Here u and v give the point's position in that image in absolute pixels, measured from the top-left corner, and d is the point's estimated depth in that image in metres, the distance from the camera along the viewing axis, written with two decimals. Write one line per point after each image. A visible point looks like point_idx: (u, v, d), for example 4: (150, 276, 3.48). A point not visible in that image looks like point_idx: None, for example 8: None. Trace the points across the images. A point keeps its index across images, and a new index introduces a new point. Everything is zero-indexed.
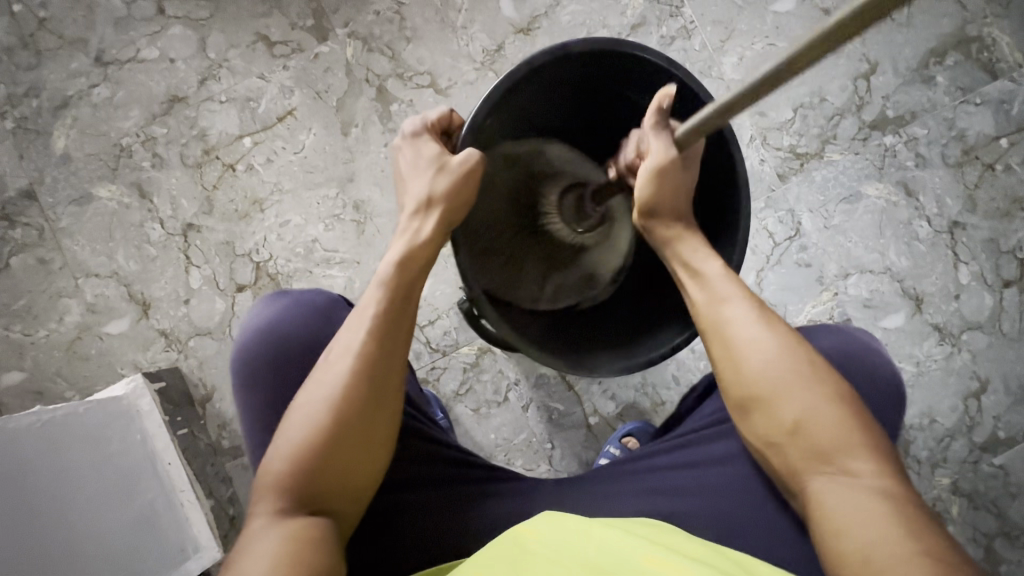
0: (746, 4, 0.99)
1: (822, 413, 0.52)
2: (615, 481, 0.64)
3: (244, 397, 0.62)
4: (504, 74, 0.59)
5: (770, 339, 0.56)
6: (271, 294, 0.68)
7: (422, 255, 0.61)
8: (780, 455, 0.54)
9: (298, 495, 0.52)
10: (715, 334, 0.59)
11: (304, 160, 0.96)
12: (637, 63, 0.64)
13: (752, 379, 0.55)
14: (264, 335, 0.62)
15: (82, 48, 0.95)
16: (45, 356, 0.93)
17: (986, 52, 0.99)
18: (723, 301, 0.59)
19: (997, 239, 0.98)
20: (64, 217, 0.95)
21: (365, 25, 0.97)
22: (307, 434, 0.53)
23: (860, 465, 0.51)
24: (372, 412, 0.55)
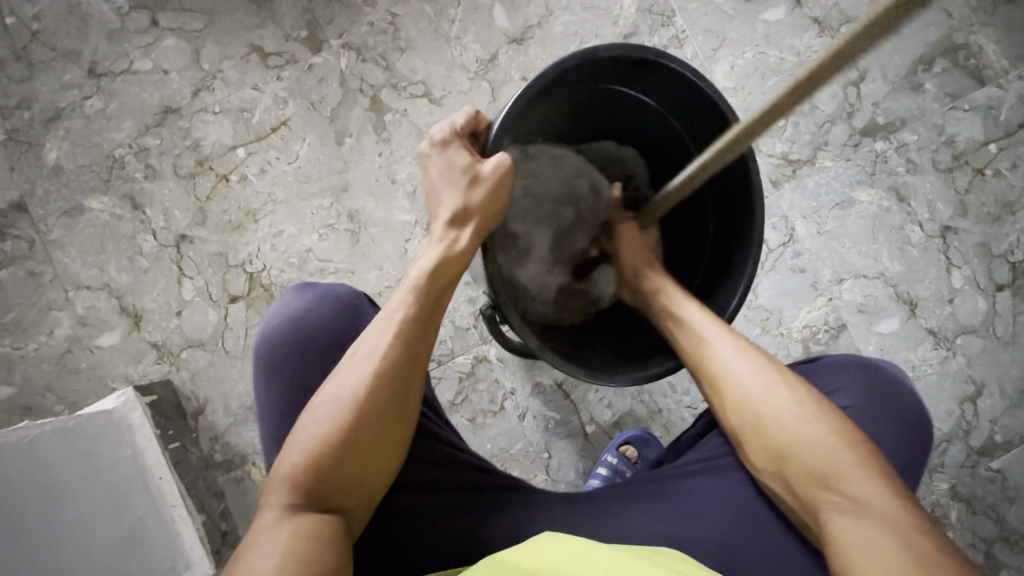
0: (737, 13, 1.00)
1: (812, 440, 0.54)
2: (627, 498, 0.63)
3: (265, 387, 0.62)
4: (534, 76, 0.59)
5: (749, 374, 0.59)
6: (296, 287, 0.68)
7: (450, 269, 0.61)
8: (784, 485, 0.55)
9: (309, 495, 0.51)
10: (698, 370, 0.63)
11: (298, 170, 0.96)
12: (660, 69, 0.64)
13: (738, 412, 0.58)
14: (292, 328, 0.62)
15: (76, 60, 0.95)
16: (35, 370, 0.92)
17: (973, 59, 1.00)
18: (705, 337, 0.63)
19: (989, 243, 0.99)
20: (55, 229, 0.94)
21: (359, 36, 0.97)
22: (324, 434, 0.53)
23: (861, 491, 0.51)
24: (391, 421, 0.55)
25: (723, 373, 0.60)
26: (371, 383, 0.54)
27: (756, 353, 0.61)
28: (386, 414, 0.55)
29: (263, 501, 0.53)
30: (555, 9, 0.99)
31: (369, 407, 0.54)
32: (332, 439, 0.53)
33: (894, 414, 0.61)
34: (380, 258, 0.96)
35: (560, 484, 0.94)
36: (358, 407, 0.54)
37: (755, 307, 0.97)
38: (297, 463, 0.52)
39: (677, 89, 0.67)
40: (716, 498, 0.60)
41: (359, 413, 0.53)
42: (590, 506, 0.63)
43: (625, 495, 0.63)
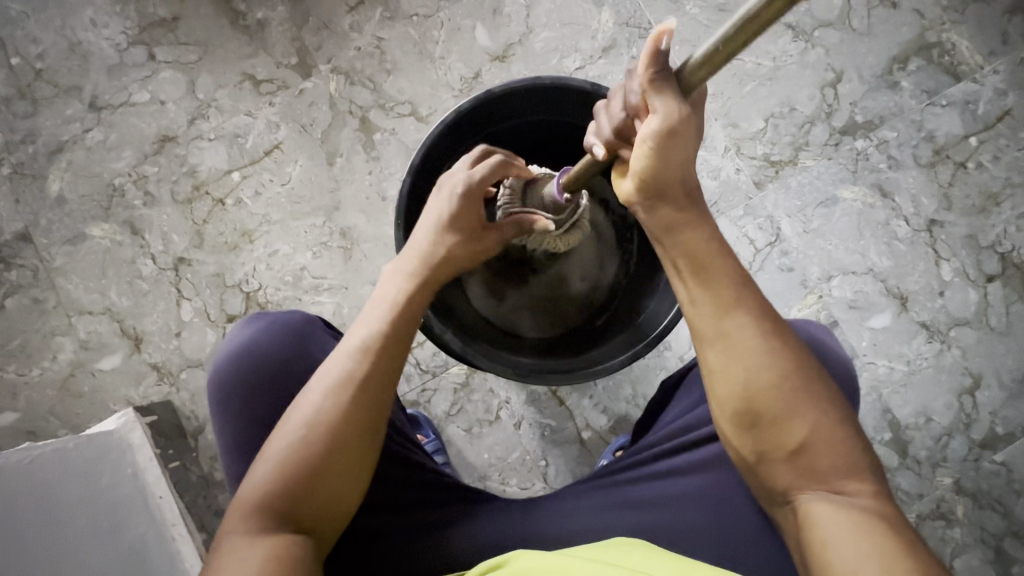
0: (711, 23, 1.03)
1: (825, 431, 0.50)
2: (583, 496, 0.65)
3: (221, 416, 0.64)
4: (454, 106, 0.68)
5: (774, 353, 0.52)
6: (250, 316, 0.70)
7: (419, 300, 0.61)
8: (774, 472, 0.52)
9: (275, 518, 0.52)
10: (718, 343, 0.53)
11: (291, 191, 0.99)
12: (585, 98, 0.70)
13: (755, 395, 0.51)
14: (237, 359, 0.64)
15: (77, 95, 0.99)
16: (39, 395, 0.94)
17: (946, 56, 1.01)
18: (732, 306, 0.53)
19: (976, 235, 0.99)
20: (58, 257, 0.97)
21: (347, 61, 1.01)
22: (283, 464, 0.53)
23: (852, 486, 0.50)
24: (359, 436, 0.55)
25: (748, 351, 0.52)
26: (338, 412, 0.55)
27: (782, 329, 0.54)
28: (347, 435, 0.55)
29: (225, 525, 0.53)
30: (535, 26, 1.02)
31: (332, 434, 0.54)
32: (298, 465, 0.53)
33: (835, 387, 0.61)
34: (373, 273, 0.98)
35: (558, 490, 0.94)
36: (325, 435, 0.54)
37: None
38: (260, 493, 0.53)
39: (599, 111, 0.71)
40: (671, 490, 0.62)
41: (326, 443, 0.54)
42: (546, 514, 0.64)
43: (584, 493, 0.65)
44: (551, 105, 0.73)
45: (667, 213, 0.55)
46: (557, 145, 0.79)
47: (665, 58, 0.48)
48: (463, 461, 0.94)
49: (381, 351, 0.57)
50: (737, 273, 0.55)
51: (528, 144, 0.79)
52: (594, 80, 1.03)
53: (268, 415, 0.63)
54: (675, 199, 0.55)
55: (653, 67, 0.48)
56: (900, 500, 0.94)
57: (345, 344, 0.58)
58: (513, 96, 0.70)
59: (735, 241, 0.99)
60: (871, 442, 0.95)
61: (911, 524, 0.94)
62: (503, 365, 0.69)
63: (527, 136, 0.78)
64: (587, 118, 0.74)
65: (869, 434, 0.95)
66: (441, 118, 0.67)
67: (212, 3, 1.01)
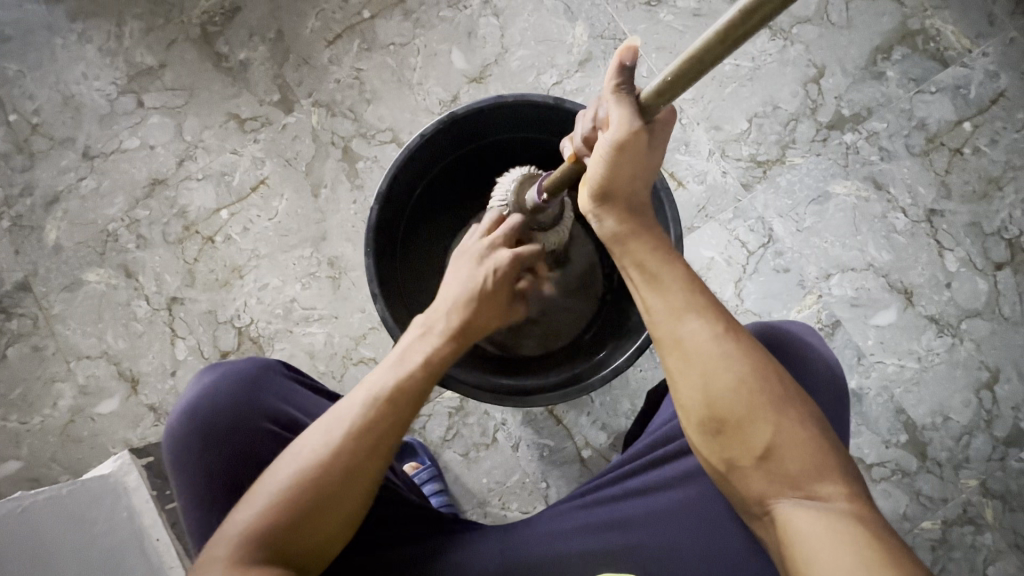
0: (686, 28, 1.02)
1: (792, 434, 0.48)
2: (562, 517, 0.63)
3: (186, 465, 0.63)
4: (418, 131, 0.67)
5: (734, 358, 0.50)
6: (205, 369, 0.69)
7: (443, 356, 0.60)
8: (745, 480, 0.49)
9: (263, 559, 0.51)
10: (674, 350, 0.52)
11: (278, 225, 1.00)
12: (551, 112, 0.70)
13: (718, 401, 0.49)
14: (194, 416, 0.64)
15: (71, 146, 1.02)
16: (41, 442, 0.96)
17: (932, 43, 0.99)
18: (686, 311, 0.52)
19: (980, 222, 0.96)
20: (56, 304, 0.99)
21: (328, 93, 1.03)
22: (272, 502, 0.52)
23: (829, 489, 0.46)
24: (350, 463, 0.54)
25: (708, 356, 0.50)
26: (326, 453, 0.53)
27: (739, 331, 0.52)
28: (349, 477, 0.53)
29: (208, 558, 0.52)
30: (510, 46, 1.03)
31: (323, 468, 0.53)
32: (283, 507, 0.52)
33: (812, 388, 0.60)
34: (362, 300, 0.98)
35: None
36: (306, 475, 0.53)
37: (743, 312, 0.95)
38: (240, 537, 0.51)
39: (559, 126, 0.72)
40: (652, 504, 0.60)
41: (309, 482, 0.52)
42: (529, 539, 0.62)
43: (563, 515, 0.63)
44: (510, 124, 0.74)
45: (613, 224, 0.56)
46: (518, 158, 0.80)
47: (631, 77, 0.53)
48: (462, 487, 0.92)
49: (397, 403, 0.56)
50: (688, 275, 0.54)
51: (492, 159, 0.79)
52: (572, 93, 1.03)
53: (232, 463, 0.63)
54: (622, 210, 0.56)
55: (618, 79, 0.53)
56: (923, 506, 0.89)
57: (362, 391, 0.57)
58: (479, 115, 0.70)
59: (726, 245, 0.96)
60: (886, 444, 0.91)
61: (937, 531, 0.89)
62: (481, 389, 0.67)
63: (490, 155, 0.79)
64: (555, 131, 0.74)
65: (885, 437, 0.91)
66: (405, 144, 0.67)
67: (196, 48, 1.04)
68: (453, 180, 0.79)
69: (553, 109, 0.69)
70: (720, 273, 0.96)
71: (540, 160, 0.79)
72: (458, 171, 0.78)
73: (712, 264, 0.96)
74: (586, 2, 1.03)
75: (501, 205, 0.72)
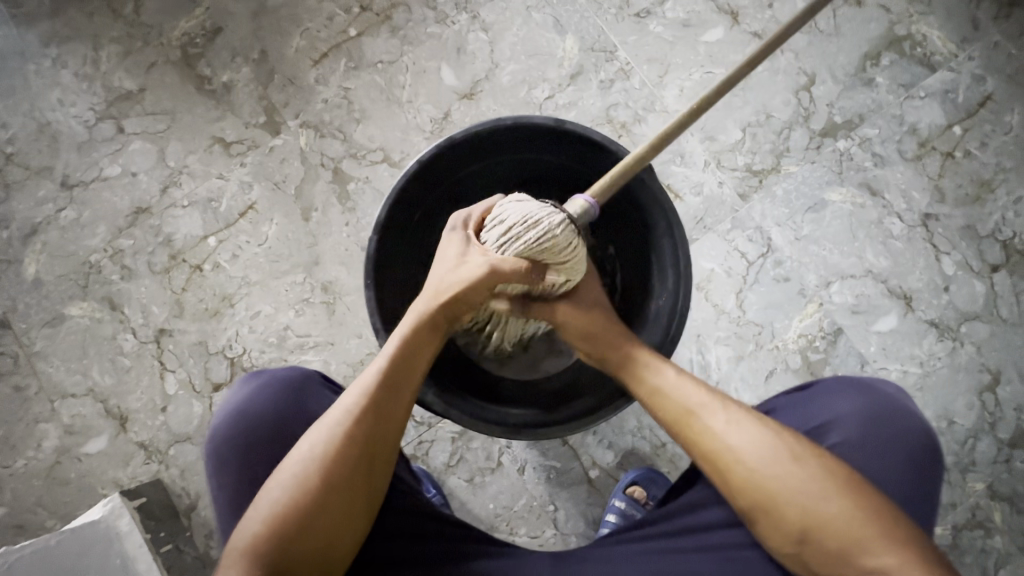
0: (676, 39, 1.02)
1: (830, 512, 0.52)
2: (619, 558, 0.63)
3: (215, 475, 0.64)
4: (426, 148, 0.66)
5: (751, 443, 0.55)
6: (248, 373, 0.70)
7: (424, 347, 0.61)
8: (802, 562, 0.54)
9: (270, 557, 0.52)
10: (695, 450, 0.58)
11: (268, 250, 0.97)
12: (564, 134, 0.69)
13: (746, 494, 0.55)
14: (238, 421, 0.64)
15: (49, 175, 0.99)
16: (25, 487, 0.92)
17: (918, 48, 1.00)
18: (692, 414, 0.58)
19: (974, 225, 0.96)
20: (37, 341, 0.95)
21: (315, 114, 1.00)
22: (288, 490, 0.54)
23: (882, 562, 0.50)
24: (357, 481, 0.56)
25: (727, 454, 0.56)
26: (330, 451, 0.55)
27: (752, 417, 0.57)
28: (359, 486, 0.56)
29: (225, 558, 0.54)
30: (500, 61, 1.02)
31: (325, 488, 0.54)
32: (292, 501, 0.54)
33: (879, 438, 0.61)
34: (358, 325, 0.95)
35: (571, 536, 0.90)
36: (308, 473, 0.54)
37: (745, 323, 0.94)
38: (258, 526, 0.53)
39: (560, 144, 0.71)
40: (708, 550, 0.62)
41: (315, 485, 0.54)
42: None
43: (616, 556, 0.64)
44: (514, 142, 0.72)
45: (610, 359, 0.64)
46: (525, 175, 0.76)
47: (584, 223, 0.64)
48: (469, 514, 0.90)
49: (389, 401, 0.58)
50: (683, 378, 0.60)
51: (504, 180, 0.77)
52: (563, 107, 1.01)
53: (257, 477, 0.63)
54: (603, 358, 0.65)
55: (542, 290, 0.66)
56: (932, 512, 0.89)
57: (353, 391, 0.58)
58: (491, 134, 0.69)
59: (726, 256, 0.96)
60: None
61: (946, 536, 0.89)
62: (499, 424, 0.67)
63: (493, 174, 0.76)
64: (567, 153, 0.72)
65: None
66: (413, 162, 0.66)
67: (176, 71, 1.01)
68: (467, 199, 0.77)
69: (564, 132, 0.68)
70: (720, 285, 0.95)
71: (552, 182, 0.77)
72: (471, 191, 0.77)
73: (712, 276, 0.95)
74: (575, 15, 1.02)
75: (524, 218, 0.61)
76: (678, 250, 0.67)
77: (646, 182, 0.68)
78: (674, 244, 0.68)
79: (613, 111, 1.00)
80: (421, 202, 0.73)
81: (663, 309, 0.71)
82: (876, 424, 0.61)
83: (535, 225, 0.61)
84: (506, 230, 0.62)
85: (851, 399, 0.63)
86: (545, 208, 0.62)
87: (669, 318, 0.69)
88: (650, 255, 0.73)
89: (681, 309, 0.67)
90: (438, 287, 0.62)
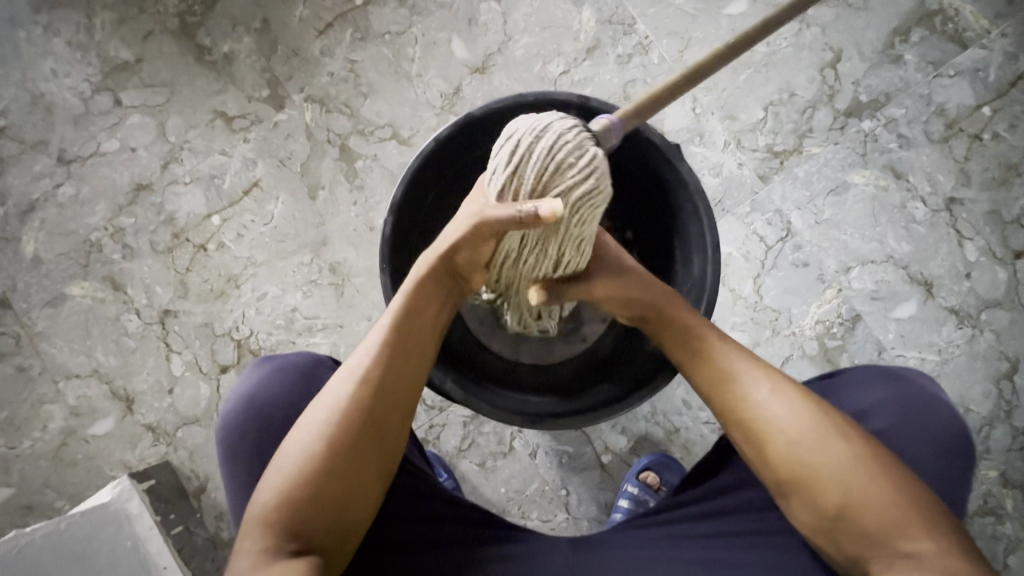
0: (697, 11, 0.97)
1: (871, 494, 0.50)
2: (638, 544, 0.63)
3: (227, 462, 0.62)
4: (443, 126, 0.64)
5: (792, 416, 0.53)
6: (258, 359, 0.69)
7: (432, 305, 0.59)
8: (831, 543, 0.52)
9: (282, 530, 0.51)
10: (733, 418, 0.56)
11: (274, 230, 0.94)
12: (586, 112, 0.66)
13: (784, 468, 0.53)
14: (249, 406, 0.63)
15: (44, 150, 0.95)
16: (32, 468, 0.91)
17: (950, 24, 0.96)
18: (730, 379, 0.57)
19: (999, 210, 0.94)
20: (39, 321, 0.93)
21: (321, 87, 0.96)
22: (297, 460, 0.52)
23: (920, 546, 0.48)
24: (368, 445, 0.54)
25: (764, 423, 0.54)
26: (336, 417, 0.53)
27: (795, 391, 0.55)
28: (370, 449, 0.54)
29: (239, 539, 0.52)
30: (514, 33, 0.97)
31: (335, 453, 0.52)
32: (303, 474, 0.52)
33: (916, 432, 0.59)
34: (367, 308, 0.93)
35: (582, 520, 0.90)
36: (317, 437, 0.53)
37: (762, 308, 0.92)
38: (268, 500, 0.51)
39: None
40: (729, 537, 0.61)
41: (325, 454, 0.52)
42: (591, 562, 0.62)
43: (635, 542, 0.63)
44: None
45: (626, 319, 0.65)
46: None
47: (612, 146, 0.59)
48: (480, 498, 0.90)
49: (398, 356, 0.56)
50: (727, 345, 0.59)
51: None
52: (579, 83, 0.97)
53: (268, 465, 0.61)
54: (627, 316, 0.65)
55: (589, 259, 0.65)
56: None
57: (362, 350, 0.56)
58: (511, 112, 0.66)
59: (744, 240, 0.93)
60: None
61: None
62: (516, 413, 0.66)
63: None
64: None
65: None
66: (429, 140, 0.64)
67: (175, 41, 0.96)
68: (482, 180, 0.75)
69: (586, 111, 0.65)
70: (738, 269, 0.93)
71: None
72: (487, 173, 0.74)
73: (729, 260, 0.93)
74: None
75: (542, 150, 0.54)
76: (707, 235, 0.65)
77: (674, 164, 0.66)
78: (700, 229, 0.66)
79: (631, 87, 0.97)
80: (436, 183, 0.70)
81: (686, 296, 0.69)
82: (906, 413, 0.60)
83: (547, 134, 0.54)
84: (513, 147, 0.55)
85: (875, 386, 0.62)
86: (560, 118, 0.55)
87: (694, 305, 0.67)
88: (672, 240, 0.71)
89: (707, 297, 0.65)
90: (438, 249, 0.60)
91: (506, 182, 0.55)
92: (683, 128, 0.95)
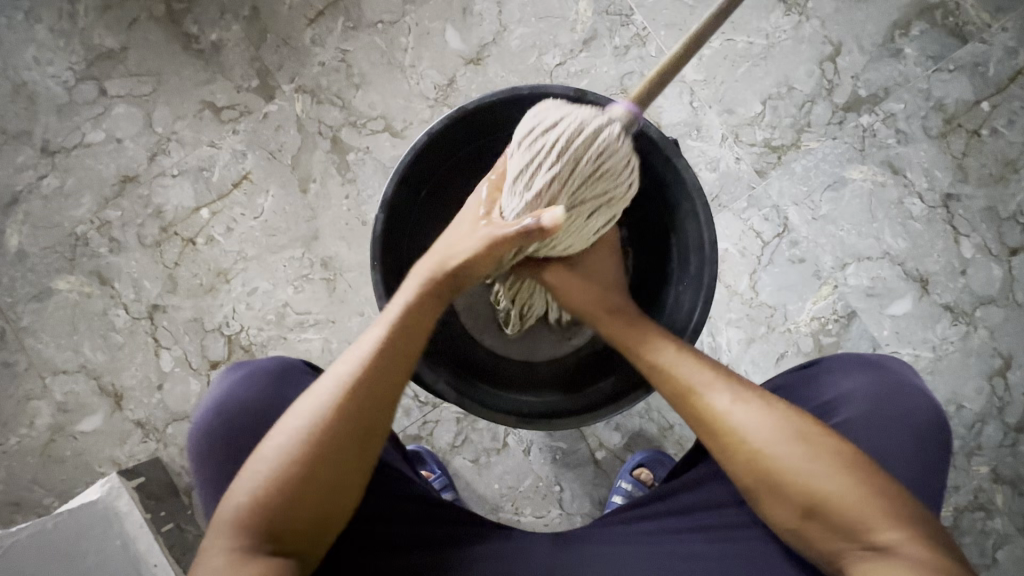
0: (696, 3, 0.95)
1: (832, 489, 0.50)
2: (619, 539, 0.63)
3: (200, 466, 0.61)
4: (435, 120, 0.62)
5: (752, 419, 0.53)
6: (232, 365, 0.67)
7: (428, 312, 0.57)
8: (807, 541, 0.52)
9: (257, 533, 0.50)
10: (697, 426, 0.56)
11: (265, 224, 0.93)
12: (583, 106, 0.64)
13: (748, 470, 0.53)
14: (219, 413, 0.61)
15: (28, 141, 0.93)
16: (20, 465, 0.90)
17: (951, 17, 0.95)
18: (692, 391, 0.56)
19: (996, 206, 0.93)
20: (24, 316, 0.91)
21: (312, 78, 0.94)
22: (275, 464, 0.51)
23: (892, 539, 0.48)
24: (346, 451, 0.52)
25: (731, 433, 0.53)
26: (320, 421, 0.52)
27: (753, 392, 0.55)
28: (355, 454, 0.52)
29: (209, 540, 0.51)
30: (509, 23, 0.95)
31: (313, 456, 0.51)
32: (277, 475, 0.51)
33: (891, 419, 0.59)
34: (360, 303, 0.92)
35: (576, 516, 0.89)
36: (296, 443, 0.51)
37: (757, 305, 0.92)
38: (242, 502, 0.50)
39: None
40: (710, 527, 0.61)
41: (306, 456, 0.51)
42: (572, 556, 0.62)
43: (615, 538, 0.63)
44: None
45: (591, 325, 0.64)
46: None
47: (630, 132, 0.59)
48: (473, 494, 0.89)
49: (389, 362, 0.54)
50: (681, 353, 0.58)
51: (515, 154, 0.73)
52: (575, 76, 0.96)
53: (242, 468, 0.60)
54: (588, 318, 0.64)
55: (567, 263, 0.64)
56: None
57: (348, 358, 0.54)
58: (504, 105, 0.65)
59: (740, 236, 0.93)
60: None
61: (948, 517, 0.89)
62: (504, 411, 0.65)
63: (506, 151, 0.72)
64: None
65: None
66: (419, 135, 0.62)
67: (161, 29, 0.94)
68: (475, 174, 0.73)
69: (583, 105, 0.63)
70: (734, 265, 0.92)
71: None
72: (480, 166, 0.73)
73: (726, 256, 0.93)
74: None
75: (573, 150, 0.57)
76: (704, 232, 0.64)
77: (672, 160, 0.64)
78: (698, 226, 0.65)
79: (628, 80, 0.95)
80: (427, 177, 0.69)
81: (681, 294, 0.68)
82: (882, 401, 0.60)
83: (592, 131, 0.57)
84: (547, 143, 0.57)
85: (854, 377, 0.62)
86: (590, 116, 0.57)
87: (689, 305, 0.66)
88: (669, 237, 0.70)
89: (705, 296, 0.64)
90: (443, 254, 0.58)
91: (549, 180, 0.57)
92: (680, 123, 0.94)
